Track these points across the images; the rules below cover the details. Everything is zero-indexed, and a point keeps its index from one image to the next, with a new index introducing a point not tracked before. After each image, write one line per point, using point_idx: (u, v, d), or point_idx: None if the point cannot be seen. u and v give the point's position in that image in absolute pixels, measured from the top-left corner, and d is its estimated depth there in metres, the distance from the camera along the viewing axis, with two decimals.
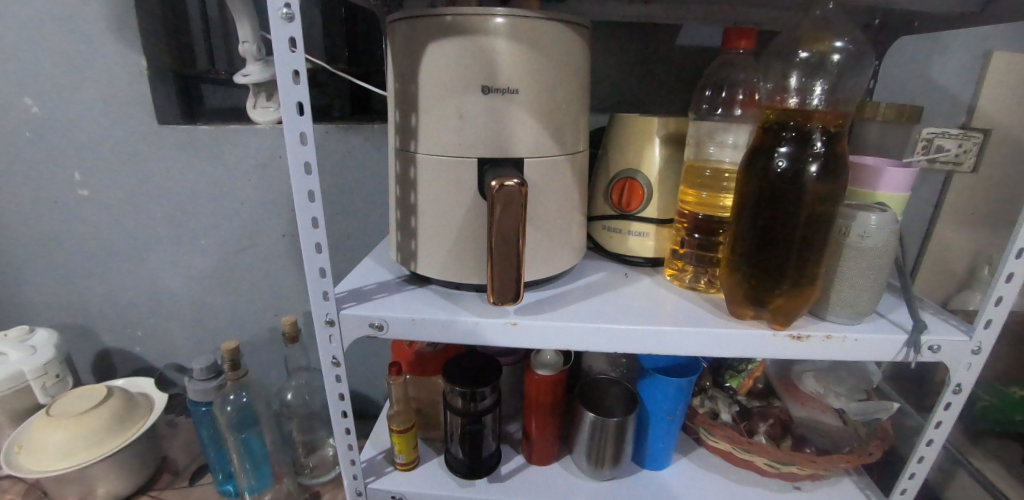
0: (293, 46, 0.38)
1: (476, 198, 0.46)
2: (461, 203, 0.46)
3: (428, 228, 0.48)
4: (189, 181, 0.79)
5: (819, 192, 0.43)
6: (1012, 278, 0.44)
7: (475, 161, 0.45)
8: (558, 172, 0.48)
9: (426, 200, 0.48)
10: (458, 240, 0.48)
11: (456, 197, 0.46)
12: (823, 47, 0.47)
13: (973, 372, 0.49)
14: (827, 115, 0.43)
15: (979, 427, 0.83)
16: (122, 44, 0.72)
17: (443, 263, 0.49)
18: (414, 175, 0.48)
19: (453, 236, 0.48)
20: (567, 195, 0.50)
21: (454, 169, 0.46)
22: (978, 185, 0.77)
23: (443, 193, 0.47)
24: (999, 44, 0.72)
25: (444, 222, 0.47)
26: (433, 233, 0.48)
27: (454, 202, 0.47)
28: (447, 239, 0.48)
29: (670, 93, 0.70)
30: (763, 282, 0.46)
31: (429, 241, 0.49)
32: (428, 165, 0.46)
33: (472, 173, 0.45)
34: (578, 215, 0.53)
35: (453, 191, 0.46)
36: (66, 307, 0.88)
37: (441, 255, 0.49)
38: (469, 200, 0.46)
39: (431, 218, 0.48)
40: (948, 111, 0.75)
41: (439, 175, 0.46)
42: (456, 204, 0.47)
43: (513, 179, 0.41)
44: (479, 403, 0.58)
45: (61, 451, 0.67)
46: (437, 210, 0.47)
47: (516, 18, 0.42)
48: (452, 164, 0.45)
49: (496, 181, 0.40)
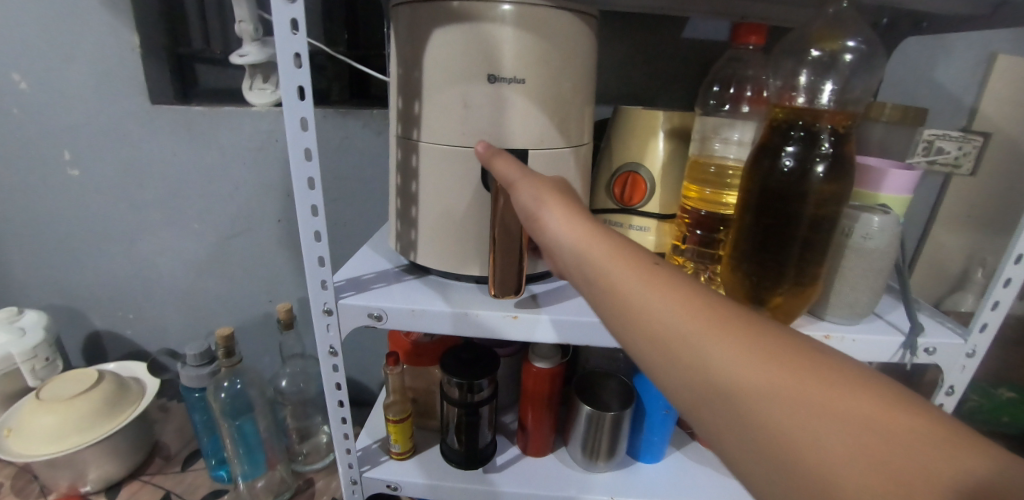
0: (295, 28, 0.37)
1: (480, 190, 0.46)
2: (464, 194, 0.46)
3: (428, 219, 0.48)
4: (183, 163, 0.77)
5: (824, 193, 0.43)
6: (1009, 283, 0.45)
7: (478, 151, 0.44)
8: (562, 165, 0.48)
9: (427, 190, 0.47)
10: (460, 231, 0.47)
11: (458, 188, 0.46)
12: (836, 45, 0.46)
13: (966, 374, 0.49)
14: (836, 116, 0.43)
15: (965, 426, 0.85)
16: (112, 20, 0.69)
17: (441, 252, 0.49)
18: (415, 165, 0.47)
19: (454, 228, 0.47)
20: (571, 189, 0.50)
21: (457, 160, 0.45)
22: (975, 188, 0.78)
23: (445, 183, 0.46)
24: (1003, 47, 0.72)
25: (446, 214, 0.47)
26: (433, 224, 0.48)
27: (457, 193, 0.46)
28: (449, 230, 0.48)
29: (673, 86, 0.70)
30: (764, 280, 0.46)
31: (429, 232, 0.48)
32: (430, 154, 0.46)
33: (476, 165, 0.45)
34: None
35: (456, 181, 0.46)
36: (56, 289, 0.87)
37: (441, 246, 0.48)
38: (472, 190, 0.46)
39: (432, 208, 0.47)
40: (949, 113, 0.75)
41: (442, 165, 0.45)
42: (458, 195, 0.46)
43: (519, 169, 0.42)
44: (476, 395, 0.59)
45: (52, 434, 0.67)
46: (438, 199, 0.47)
47: (524, 6, 0.41)
48: (456, 153, 0.45)
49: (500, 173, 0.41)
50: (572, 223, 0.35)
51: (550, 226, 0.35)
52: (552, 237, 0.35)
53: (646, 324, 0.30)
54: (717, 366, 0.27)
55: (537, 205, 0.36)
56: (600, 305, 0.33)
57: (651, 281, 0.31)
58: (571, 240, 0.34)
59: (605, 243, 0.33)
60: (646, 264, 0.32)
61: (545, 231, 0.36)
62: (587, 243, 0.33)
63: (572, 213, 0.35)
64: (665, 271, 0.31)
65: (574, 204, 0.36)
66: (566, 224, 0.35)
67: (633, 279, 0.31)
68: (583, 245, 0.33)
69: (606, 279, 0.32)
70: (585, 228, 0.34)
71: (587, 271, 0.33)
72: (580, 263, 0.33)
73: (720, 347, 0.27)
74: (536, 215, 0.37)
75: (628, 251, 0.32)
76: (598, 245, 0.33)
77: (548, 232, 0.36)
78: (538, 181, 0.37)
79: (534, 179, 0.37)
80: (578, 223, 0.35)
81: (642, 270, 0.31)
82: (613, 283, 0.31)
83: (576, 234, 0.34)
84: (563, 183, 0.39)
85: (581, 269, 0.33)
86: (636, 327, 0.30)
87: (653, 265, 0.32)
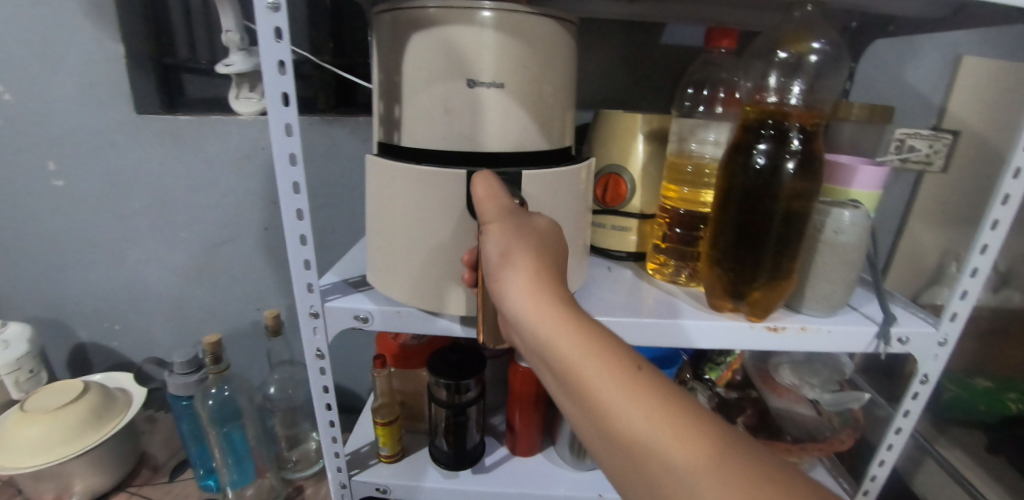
0: (279, 37, 0.38)
1: (465, 215, 0.42)
2: (446, 220, 0.42)
3: (403, 245, 0.44)
4: (169, 172, 0.77)
5: (796, 190, 0.45)
6: (976, 273, 0.47)
7: (462, 173, 0.41)
8: (553, 183, 0.45)
9: (404, 211, 0.43)
10: (442, 259, 0.43)
11: (441, 210, 0.42)
12: (802, 47, 0.48)
13: (939, 363, 0.51)
14: (806, 115, 0.44)
15: (945, 417, 0.87)
16: (98, 32, 0.70)
17: (418, 281, 0.45)
18: (387, 187, 0.43)
19: (437, 256, 0.43)
20: (564, 209, 0.47)
21: (437, 182, 0.41)
22: (947, 185, 0.80)
23: (426, 208, 0.42)
24: (968, 48, 0.75)
25: (426, 240, 0.43)
26: (409, 251, 0.44)
27: (438, 217, 0.42)
28: (431, 261, 0.44)
29: (652, 89, 0.71)
30: (741, 275, 0.47)
31: (404, 256, 0.44)
32: (406, 175, 0.42)
33: (461, 187, 0.41)
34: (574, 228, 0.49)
35: (436, 204, 0.42)
36: (39, 301, 0.86)
37: (419, 277, 0.44)
38: (456, 216, 0.42)
39: (409, 233, 0.43)
40: (920, 112, 0.77)
41: (421, 188, 0.41)
42: (440, 220, 0.42)
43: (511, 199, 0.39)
44: (464, 396, 0.59)
45: (36, 446, 0.66)
46: (417, 221, 0.43)
47: (503, 11, 0.41)
48: (438, 175, 0.41)
49: (487, 212, 0.38)
50: (538, 299, 0.35)
51: (514, 298, 0.36)
52: (515, 307, 0.36)
53: (603, 415, 0.32)
54: (675, 469, 0.30)
55: (503, 268, 0.36)
56: (557, 381, 0.35)
57: (613, 369, 0.33)
58: (534, 319, 0.34)
59: (572, 322, 0.34)
60: (610, 349, 0.34)
61: (508, 300, 0.36)
62: (552, 325, 0.34)
63: (537, 288, 0.35)
64: (629, 359, 0.33)
65: (539, 270, 0.36)
66: (529, 296, 0.35)
67: (601, 374, 0.33)
68: (545, 323, 0.34)
69: (569, 365, 0.33)
70: (552, 302, 0.35)
71: (553, 354, 0.34)
72: (545, 347, 0.34)
73: (683, 466, 0.30)
74: (499, 276, 0.37)
75: (597, 340, 0.34)
76: (565, 326, 0.34)
77: (511, 302, 0.36)
78: (507, 233, 0.36)
79: (503, 230, 0.37)
80: (541, 296, 0.35)
81: (606, 356, 0.33)
82: (572, 365, 0.33)
83: (540, 309, 0.35)
84: (535, 236, 0.38)
85: (540, 346, 0.35)
86: (592, 412, 0.33)
87: (617, 350, 0.34)
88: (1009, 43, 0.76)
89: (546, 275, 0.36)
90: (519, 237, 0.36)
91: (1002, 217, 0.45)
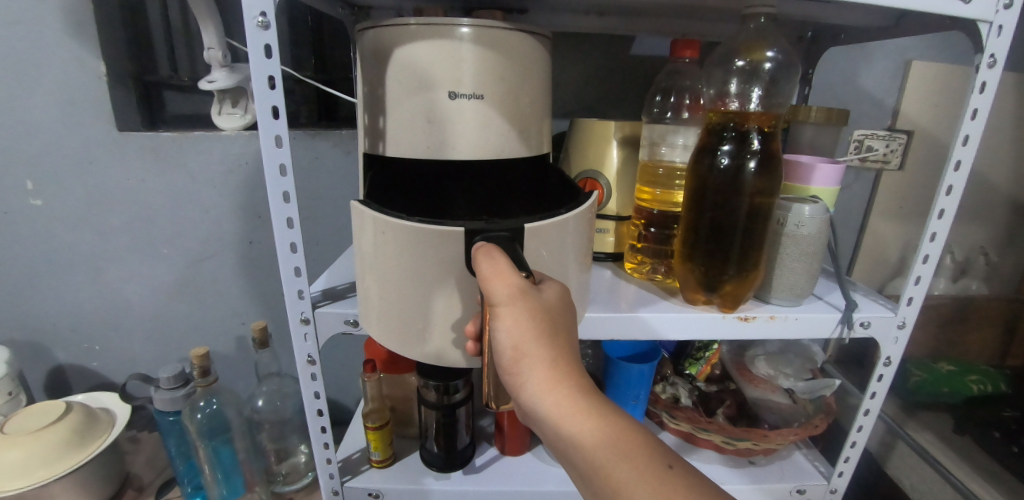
0: (269, 53, 0.39)
1: (465, 274, 0.38)
2: (446, 279, 0.39)
3: (398, 299, 0.40)
4: (151, 188, 0.78)
5: (758, 188, 0.48)
6: (928, 259, 0.50)
7: (462, 231, 0.36)
8: (563, 231, 0.39)
9: (389, 252, 0.39)
10: (434, 306, 0.40)
11: (437, 263, 0.38)
12: (758, 56, 0.51)
13: (900, 346, 0.54)
14: (763, 117, 0.47)
15: (911, 400, 0.92)
16: (79, 51, 0.71)
17: (406, 327, 0.41)
18: (378, 235, 0.39)
19: (427, 306, 0.40)
20: (572, 253, 0.42)
21: (433, 239, 0.37)
22: (903, 181, 0.85)
23: (419, 257, 0.38)
24: (916, 54, 0.80)
25: (424, 297, 0.40)
26: (398, 298, 0.40)
27: (435, 277, 0.39)
28: (421, 313, 0.40)
29: (623, 98, 0.75)
30: (712, 270, 0.50)
31: (392, 297, 0.41)
32: (401, 232, 0.38)
33: (460, 247, 0.37)
34: (586, 261, 0.45)
35: (434, 264, 0.38)
36: (15, 324, 0.84)
37: (414, 329, 0.41)
38: (455, 275, 0.38)
39: (404, 289, 0.40)
40: (875, 114, 0.82)
41: (417, 245, 0.37)
42: (435, 270, 0.38)
43: (519, 271, 0.34)
44: (452, 397, 0.61)
45: (14, 471, 0.64)
46: (408, 265, 0.39)
47: (481, 27, 0.44)
48: (434, 235, 0.37)
49: (497, 292, 0.33)
50: (559, 395, 0.34)
51: (534, 395, 0.34)
52: (535, 403, 0.34)
53: None
54: None
55: (520, 363, 0.34)
56: (576, 470, 0.36)
57: (639, 467, 0.34)
58: (557, 418, 0.34)
59: (594, 417, 0.34)
60: (632, 442, 0.35)
61: (527, 396, 0.35)
62: (575, 423, 0.34)
63: (556, 383, 0.34)
64: (651, 450, 0.35)
65: (559, 362, 0.34)
66: (550, 394, 0.34)
67: (621, 465, 0.34)
68: (567, 422, 0.34)
69: (593, 462, 0.34)
70: (574, 397, 0.34)
71: (576, 449, 0.35)
72: (569, 442, 0.35)
73: None
74: (515, 370, 0.34)
75: (617, 432, 0.35)
76: (588, 423, 0.34)
77: (530, 398, 0.34)
78: (522, 324, 0.33)
79: (517, 320, 0.33)
80: (562, 391, 0.34)
81: (626, 448, 0.35)
82: (594, 460, 0.34)
83: (561, 408, 0.34)
84: (552, 320, 0.34)
85: (560, 439, 0.35)
86: None
87: (635, 439, 0.35)
88: (949, 50, 0.82)
89: (565, 365, 0.35)
90: (535, 329, 0.33)
91: (947, 207, 0.49)
